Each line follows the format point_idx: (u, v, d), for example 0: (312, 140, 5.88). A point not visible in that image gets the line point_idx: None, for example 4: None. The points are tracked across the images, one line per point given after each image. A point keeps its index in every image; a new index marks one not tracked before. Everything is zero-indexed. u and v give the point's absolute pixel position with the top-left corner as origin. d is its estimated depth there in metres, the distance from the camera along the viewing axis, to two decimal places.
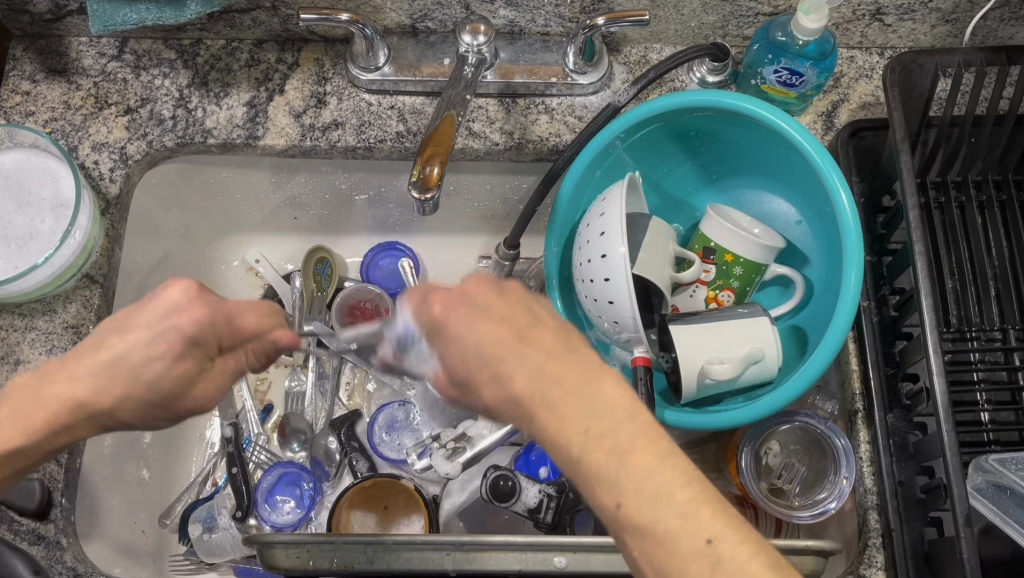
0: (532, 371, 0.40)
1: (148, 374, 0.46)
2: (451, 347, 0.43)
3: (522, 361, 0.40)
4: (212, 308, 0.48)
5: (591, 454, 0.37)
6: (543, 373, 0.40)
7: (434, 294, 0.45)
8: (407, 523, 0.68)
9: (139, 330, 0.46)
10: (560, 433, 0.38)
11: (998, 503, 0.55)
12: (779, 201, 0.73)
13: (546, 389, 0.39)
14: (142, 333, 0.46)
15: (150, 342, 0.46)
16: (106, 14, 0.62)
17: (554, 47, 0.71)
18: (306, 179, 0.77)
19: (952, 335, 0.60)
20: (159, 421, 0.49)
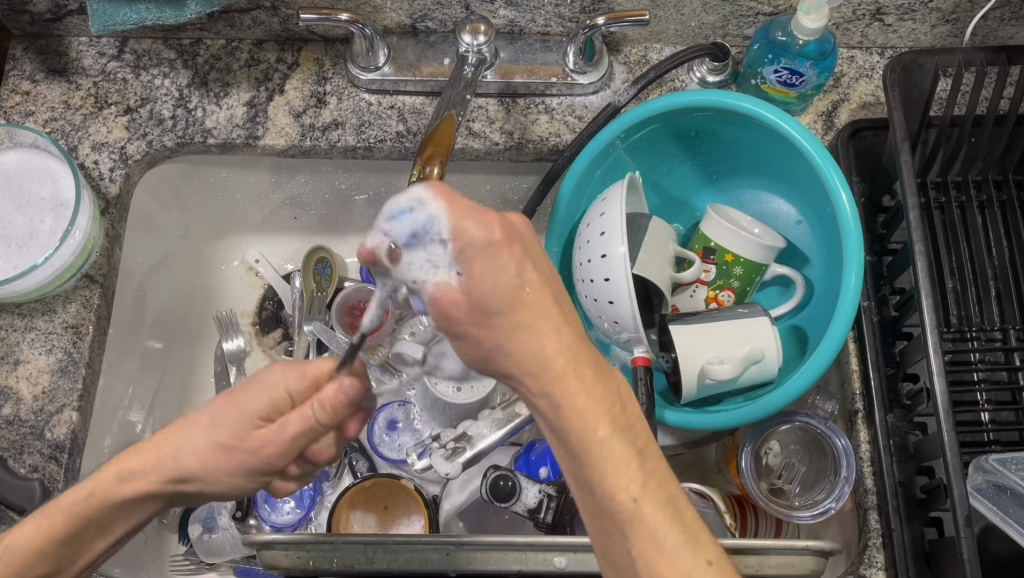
0: (559, 349, 0.38)
1: (240, 448, 0.45)
2: (480, 280, 0.37)
3: (557, 335, 0.38)
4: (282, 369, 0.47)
5: (613, 445, 0.37)
6: (574, 353, 0.38)
7: (471, 211, 0.38)
8: (407, 523, 0.68)
9: (249, 402, 0.46)
10: (587, 421, 0.37)
11: (999, 503, 0.55)
12: (779, 201, 0.73)
13: (575, 376, 0.38)
14: (253, 407, 0.46)
15: (253, 418, 0.46)
16: (106, 14, 0.62)
17: (554, 46, 0.71)
18: (305, 179, 0.77)
19: (951, 335, 0.60)
20: (225, 478, 0.46)
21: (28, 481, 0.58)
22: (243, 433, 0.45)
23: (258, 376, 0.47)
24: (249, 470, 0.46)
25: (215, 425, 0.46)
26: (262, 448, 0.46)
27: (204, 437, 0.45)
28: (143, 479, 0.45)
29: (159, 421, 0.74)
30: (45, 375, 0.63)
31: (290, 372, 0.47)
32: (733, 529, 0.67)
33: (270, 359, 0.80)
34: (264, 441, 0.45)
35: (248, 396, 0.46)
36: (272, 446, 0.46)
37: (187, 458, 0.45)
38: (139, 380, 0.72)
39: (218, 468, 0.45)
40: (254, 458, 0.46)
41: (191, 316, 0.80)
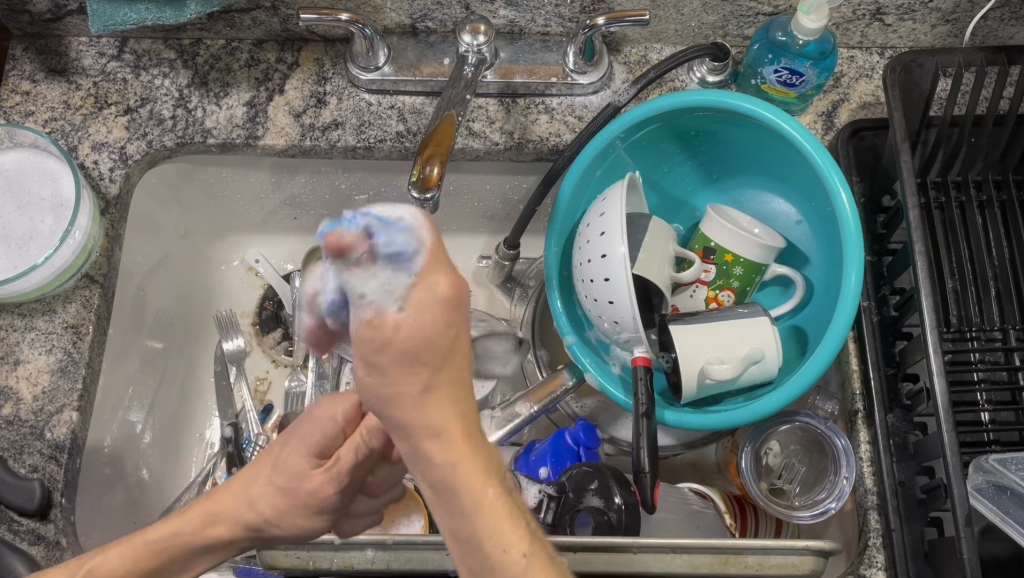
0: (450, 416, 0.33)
1: (301, 488, 0.46)
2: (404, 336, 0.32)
3: (448, 403, 0.33)
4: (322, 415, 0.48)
5: (491, 517, 0.32)
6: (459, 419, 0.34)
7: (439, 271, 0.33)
8: (407, 523, 0.67)
9: (301, 444, 0.47)
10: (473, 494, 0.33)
11: (999, 503, 0.55)
12: (779, 201, 0.73)
13: (464, 452, 0.33)
14: (307, 447, 0.47)
15: (311, 456, 0.47)
16: (106, 14, 0.62)
17: (554, 47, 0.71)
18: (305, 179, 0.77)
19: (951, 335, 0.60)
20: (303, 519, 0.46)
21: (28, 481, 0.58)
22: (303, 474, 0.46)
23: (310, 413, 0.49)
24: (316, 510, 0.46)
25: (279, 469, 0.47)
26: (321, 485, 0.45)
27: (268, 482, 0.46)
28: (225, 523, 0.46)
29: (159, 421, 0.74)
30: (45, 375, 0.63)
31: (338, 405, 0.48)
32: (733, 529, 0.68)
33: (270, 359, 0.80)
34: (322, 480, 0.45)
35: (306, 433, 0.47)
36: (330, 484, 0.45)
37: (261, 505, 0.46)
38: (139, 380, 0.72)
39: (285, 511, 0.46)
40: (317, 497, 0.46)
41: (191, 316, 0.80)
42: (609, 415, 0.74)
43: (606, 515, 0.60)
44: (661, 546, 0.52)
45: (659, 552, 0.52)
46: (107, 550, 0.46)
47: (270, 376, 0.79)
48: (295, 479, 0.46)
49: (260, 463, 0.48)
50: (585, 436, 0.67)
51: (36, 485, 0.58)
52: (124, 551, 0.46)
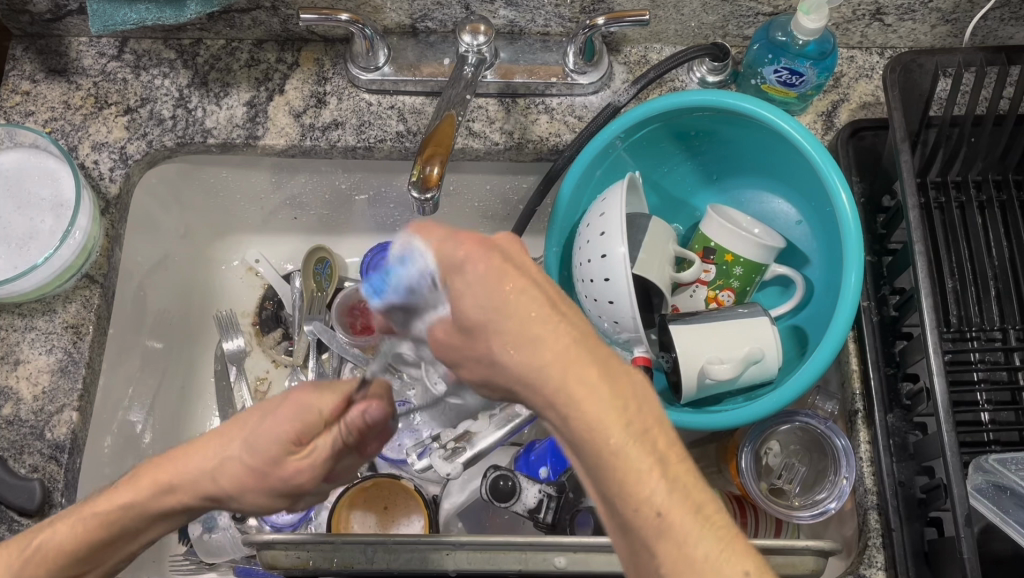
0: (552, 353, 0.35)
1: (274, 474, 0.46)
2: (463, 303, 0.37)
3: (547, 346, 0.35)
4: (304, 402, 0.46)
5: (629, 449, 0.33)
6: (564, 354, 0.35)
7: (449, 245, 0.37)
8: (407, 523, 0.68)
9: (275, 425, 0.46)
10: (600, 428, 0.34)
11: (999, 503, 0.55)
12: (779, 201, 0.73)
13: (578, 388, 0.34)
14: (279, 431, 0.45)
15: (285, 446, 0.45)
16: (106, 14, 0.62)
17: (554, 46, 0.71)
18: (305, 179, 0.77)
19: (952, 335, 0.60)
20: (257, 496, 0.46)
21: (28, 481, 0.58)
22: (277, 460, 0.45)
23: (294, 395, 0.47)
24: (278, 494, 0.46)
25: (250, 449, 0.45)
26: (293, 476, 0.46)
27: (239, 459, 0.45)
28: (179, 492, 0.46)
29: (159, 420, 0.74)
30: (45, 375, 0.63)
31: (321, 395, 0.47)
32: None
33: (270, 359, 0.80)
34: (297, 469, 0.46)
35: (286, 414, 0.46)
36: (304, 473, 0.46)
37: (222, 480, 0.46)
38: (139, 380, 0.72)
39: (251, 491, 0.46)
40: (286, 482, 0.46)
41: (192, 316, 0.80)
42: None
43: None
44: None
45: None
46: (56, 523, 0.48)
47: (270, 376, 0.79)
48: (268, 460, 0.45)
49: (229, 432, 0.47)
50: None
51: (37, 485, 0.58)
52: (79, 520, 0.47)
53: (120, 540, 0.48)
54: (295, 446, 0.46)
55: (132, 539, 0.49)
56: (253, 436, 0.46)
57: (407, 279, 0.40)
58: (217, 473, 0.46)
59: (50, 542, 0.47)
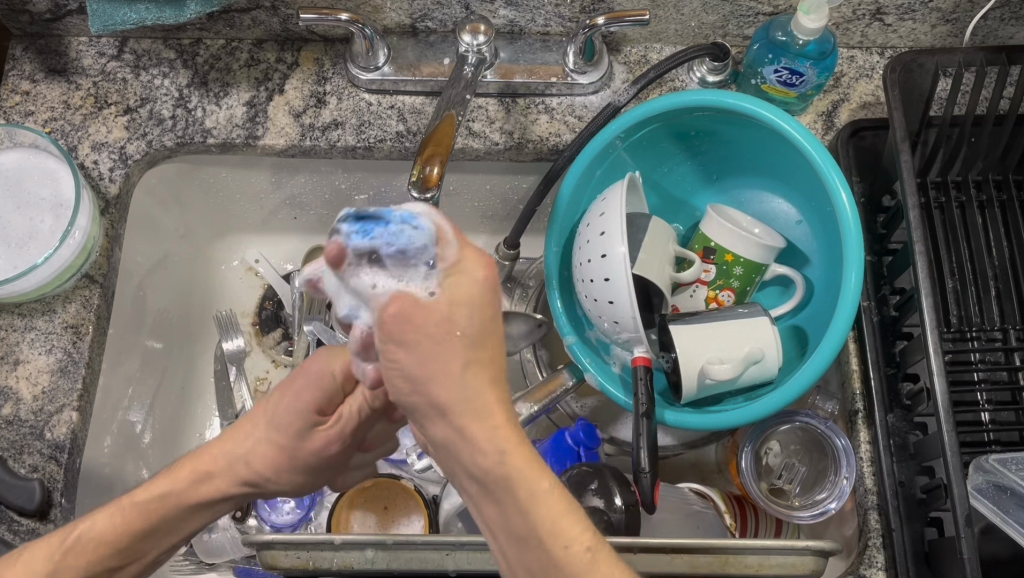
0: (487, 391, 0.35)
1: (301, 449, 0.47)
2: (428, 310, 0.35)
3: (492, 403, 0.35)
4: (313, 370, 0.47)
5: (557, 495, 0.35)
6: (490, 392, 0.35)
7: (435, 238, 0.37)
8: (407, 523, 0.68)
9: (294, 402, 0.47)
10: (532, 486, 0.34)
11: (999, 503, 0.55)
12: (779, 201, 0.73)
13: (511, 444, 0.34)
14: (301, 405, 0.47)
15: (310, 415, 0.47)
16: (106, 14, 0.62)
17: (554, 46, 0.71)
18: (305, 179, 0.77)
19: (952, 335, 0.60)
20: (292, 473, 0.48)
21: (28, 481, 0.58)
22: (304, 433, 0.47)
23: (307, 367, 0.48)
24: (310, 467, 0.48)
25: (277, 427, 0.47)
26: (325, 447, 0.48)
27: (268, 439, 0.47)
28: (218, 479, 0.47)
29: (159, 420, 0.74)
30: (45, 375, 0.63)
31: (332, 360, 0.47)
32: (733, 530, 0.68)
33: (270, 359, 0.80)
34: (324, 439, 0.47)
35: (305, 386, 0.47)
36: (332, 441, 0.48)
37: (256, 462, 0.47)
38: (139, 380, 0.72)
39: (282, 467, 0.47)
40: (314, 455, 0.48)
41: (191, 316, 0.80)
42: (609, 415, 0.74)
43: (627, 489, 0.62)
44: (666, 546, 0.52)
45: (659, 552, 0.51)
46: (95, 514, 0.47)
47: (270, 376, 0.79)
48: (297, 430, 0.47)
49: (255, 418, 0.49)
50: (585, 436, 0.67)
51: (37, 485, 0.58)
52: (112, 511, 0.47)
53: (161, 530, 0.48)
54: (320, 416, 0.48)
55: (173, 531, 0.48)
56: (271, 425, 0.47)
57: (405, 240, 0.37)
58: (250, 454, 0.47)
59: (90, 533, 0.46)
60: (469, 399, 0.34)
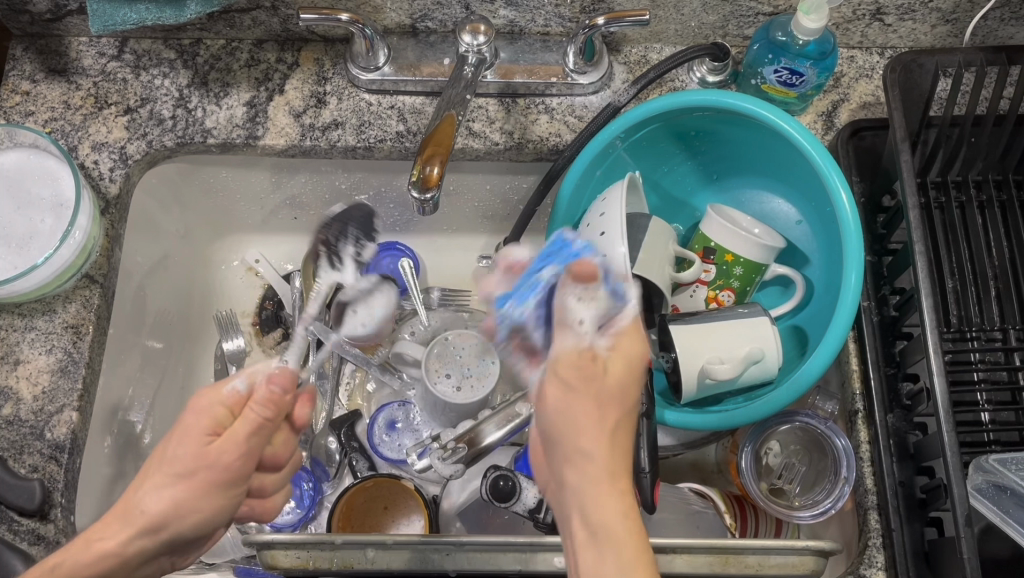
0: (606, 445, 0.47)
1: (201, 467, 0.48)
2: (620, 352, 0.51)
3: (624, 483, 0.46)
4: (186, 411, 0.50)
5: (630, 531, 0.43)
6: (614, 452, 0.47)
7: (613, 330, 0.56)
8: (407, 523, 0.68)
9: (181, 435, 0.49)
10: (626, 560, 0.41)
11: (999, 503, 0.55)
12: (778, 201, 0.73)
13: (606, 478, 0.45)
14: (189, 434, 0.48)
15: (202, 436, 0.48)
16: (106, 14, 0.62)
17: (554, 46, 0.71)
18: (306, 179, 0.77)
19: (952, 335, 0.60)
20: (173, 514, 0.47)
21: (28, 480, 0.58)
22: (198, 456, 0.48)
23: (181, 421, 0.49)
24: (222, 484, 0.48)
25: (170, 459, 0.48)
26: (224, 461, 0.48)
27: (161, 480, 0.47)
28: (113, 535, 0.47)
29: (159, 420, 0.74)
30: (45, 375, 0.63)
31: (216, 391, 0.50)
32: (733, 529, 0.68)
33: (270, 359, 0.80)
34: (220, 452, 0.48)
35: (187, 431, 0.49)
36: (224, 455, 0.48)
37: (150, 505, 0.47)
38: (139, 380, 0.72)
39: (190, 496, 0.48)
40: (220, 471, 0.48)
41: (191, 316, 0.80)
42: None
43: None
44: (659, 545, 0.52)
45: (660, 552, 0.52)
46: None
47: None
48: (193, 464, 0.48)
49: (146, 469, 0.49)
50: None
51: (36, 485, 0.58)
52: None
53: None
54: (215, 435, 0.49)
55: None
56: (160, 465, 0.48)
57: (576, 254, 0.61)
58: (143, 503, 0.48)
59: None
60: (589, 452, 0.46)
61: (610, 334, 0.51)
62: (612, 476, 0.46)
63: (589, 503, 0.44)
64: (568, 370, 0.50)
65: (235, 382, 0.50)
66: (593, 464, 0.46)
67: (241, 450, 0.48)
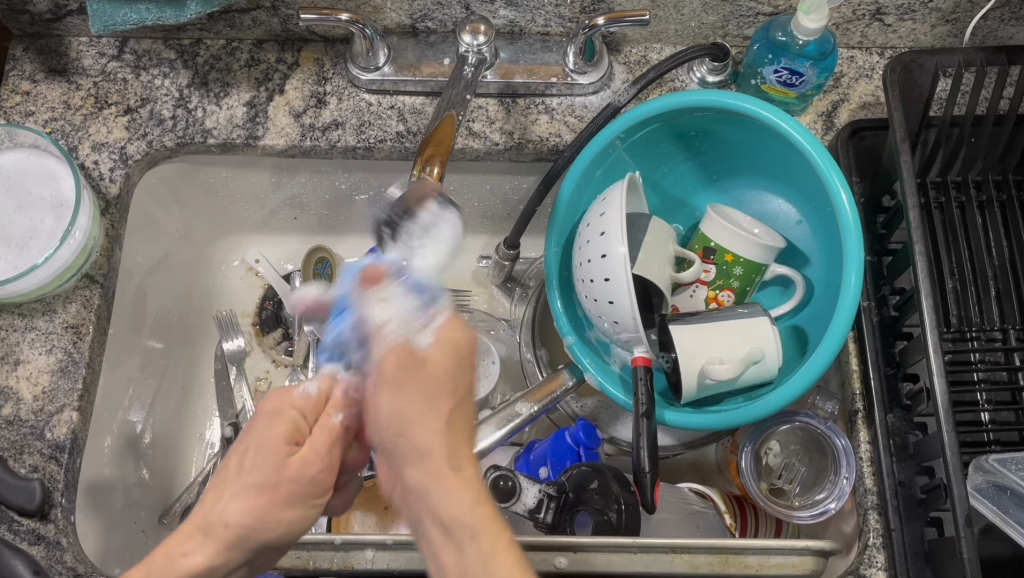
0: (426, 430, 0.42)
1: (283, 479, 0.43)
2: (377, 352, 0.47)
3: (463, 468, 0.41)
4: (269, 413, 0.46)
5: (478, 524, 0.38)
6: (441, 436, 0.42)
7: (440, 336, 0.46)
8: (407, 523, 0.67)
9: (269, 435, 0.44)
10: (488, 549, 0.37)
11: (998, 503, 0.55)
12: (778, 201, 0.73)
13: (443, 471, 0.40)
14: (276, 436, 0.44)
15: (280, 446, 0.44)
16: (106, 14, 0.62)
17: (554, 47, 0.71)
18: (306, 179, 0.77)
19: (951, 335, 0.60)
20: (264, 528, 0.42)
21: (28, 480, 0.58)
22: (281, 461, 0.43)
23: (252, 432, 0.45)
24: (304, 497, 0.44)
25: (252, 469, 0.43)
26: (316, 471, 0.44)
27: (241, 488, 0.43)
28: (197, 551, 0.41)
29: (159, 420, 0.74)
30: (45, 375, 0.63)
31: (285, 398, 0.47)
32: (733, 529, 0.67)
33: (270, 359, 0.80)
34: (305, 458, 0.44)
35: (261, 441, 0.44)
36: (314, 464, 0.44)
37: (232, 515, 0.42)
38: (139, 380, 0.72)
39: (270, 508, 0.43)
40: (304, 484, 0.43)
41: (191, 316, 0.80)
42: (610, 415, 0.74)
43: (605, 515, 0.58)
44: (659, 546, 0.52)
45: (660, 551, 0.52)
46: None
47: (271, 375, 0.79)
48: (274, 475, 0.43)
49: (224, 481, 0.43)
50: (585, 436, 0.66)
51: (37, 485, 0.58)
52: None
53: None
54: (292, 443, 0.45)
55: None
56: (241, 472, 0.43)
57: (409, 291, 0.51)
58: (224, 512, 0.42)
59: None
60: (419, 444, 0.41)
61: (433, 327, 0.46)
62: (447, 462, 0.41)
63: (426, 497, 0.40)
64: (394, 371, 0.44)
65: (309, 386, 0.48)
66: (421, 455, 0.41)
67: (326, 461, 0.44)
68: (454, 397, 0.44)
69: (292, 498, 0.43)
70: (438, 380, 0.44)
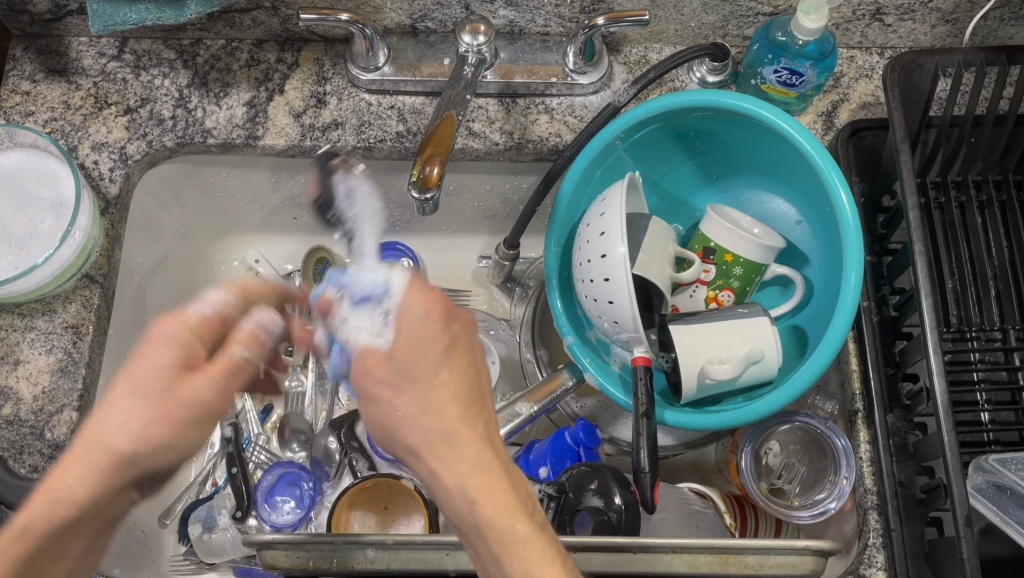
0: (428, 399, 0.45)
1: (171, 399, 0.48)
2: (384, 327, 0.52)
3: (453, 428, 0.45)
4: (191, 337, 0.50)
5: (471, 483, 0.44)
6: (440, 405, 0.45)
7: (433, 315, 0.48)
8: (407, 523, 0.67)
9: (165, 355, 0.48)
10: (475, 504, 0.43)
11: (998, 503, 0.55)
12: (778, 201, 0.73)
13: (444, 431, 0.44)
14: (169, 359, 0.48)
15: (169, 370, 0.48)
16: (106, 14, 0.62)
17: (554, 47, 0.71)
18: (305, 179, 0.77)
19: (952, 335, 0.60)
20: (85, 456, 0.46)
21: (28, 481, 0.58)
22: (155, 386, 0.47)
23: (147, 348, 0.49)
24: (195, 420, 0.49)
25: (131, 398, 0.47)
26: (192, 393, 0.48)
27: (116, 410, 0.47)
28: (74, 461, 0.46)
29: None
30: (45, 375, 0.63)
31: (182, 321, 0.50)
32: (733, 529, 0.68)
33: None
34: (190, 382, 0.48)
35: (156, 360, 0.48)
36: (216, 378, 0.49)
37: (115, 437, 0.46)
38: None
39: (160, 426, 0.47)
40: (192, 407, 0.48)
41: None
42: (609, 415, 0.74)
43: (606, 515, 0.58)
44: (658, 547, 0.52)
45: (660, 552, 0.52)
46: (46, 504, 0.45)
47: None
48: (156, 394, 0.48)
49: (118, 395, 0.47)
50: (585, 436, 0.66)
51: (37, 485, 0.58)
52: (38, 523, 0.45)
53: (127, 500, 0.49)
54: (183, 369, 0.49)
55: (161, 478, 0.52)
56: (116, 401, 0.47)
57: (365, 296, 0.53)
58: (110, 434, 0.46)
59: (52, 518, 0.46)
60: (418, 411, 0.45)
61: (403, 319, 0.48)
62: (447, 432, 0.44)
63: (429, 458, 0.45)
64: (372, 355, 0.48)
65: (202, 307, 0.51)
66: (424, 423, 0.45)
67: (219, 384, 0.50)
68: (457, 363, 0.47)
69: (149, 431, 0.47)
70: (427, 353, 0.46)
